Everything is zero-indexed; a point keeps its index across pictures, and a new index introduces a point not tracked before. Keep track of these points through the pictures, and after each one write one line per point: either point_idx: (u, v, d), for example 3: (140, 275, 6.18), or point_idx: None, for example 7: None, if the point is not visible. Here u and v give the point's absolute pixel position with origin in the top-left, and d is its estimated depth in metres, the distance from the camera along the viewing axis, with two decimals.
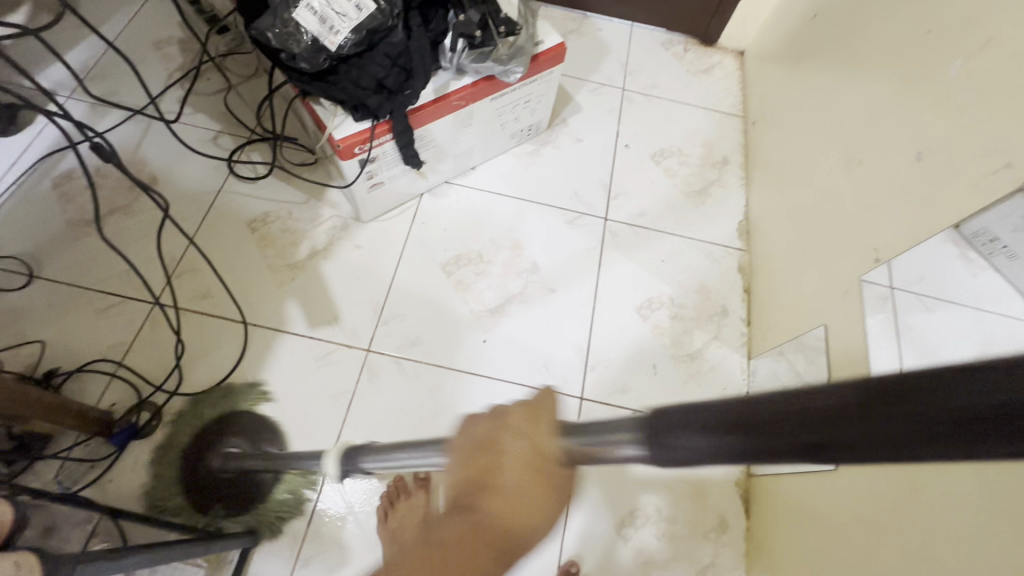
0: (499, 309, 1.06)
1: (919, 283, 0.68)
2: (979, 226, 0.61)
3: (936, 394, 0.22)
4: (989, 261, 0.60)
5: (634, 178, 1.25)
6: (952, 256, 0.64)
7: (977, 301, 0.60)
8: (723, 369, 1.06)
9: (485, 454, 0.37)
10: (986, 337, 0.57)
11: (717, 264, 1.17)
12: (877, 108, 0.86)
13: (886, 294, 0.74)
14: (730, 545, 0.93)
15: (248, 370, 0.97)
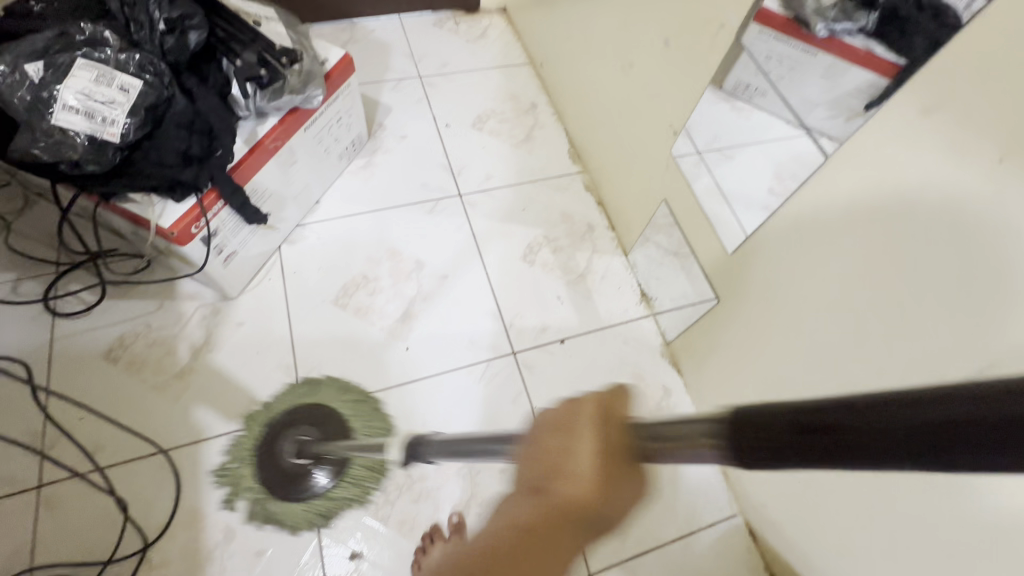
0: (405, 316, 1.08)
1: (716, 140, 0.87)
2: (735, 81, 0.81)
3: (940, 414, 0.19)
4: (753, 103, 0.80)
5: (467, 151, 1.33)
6: (728, 108, 0.84)
7: (758, 135, 0.80)
8: (611, 273, 1.20)
9: (562, 439, 0.31)
10: (777, 161, 0.76)
11: (568, 191, 1.31)
12: (624, 15, 1.02)
13: (695, 156, 0.93)
14: (680, 403, 1.07)
15: (185, 494, 0.89)
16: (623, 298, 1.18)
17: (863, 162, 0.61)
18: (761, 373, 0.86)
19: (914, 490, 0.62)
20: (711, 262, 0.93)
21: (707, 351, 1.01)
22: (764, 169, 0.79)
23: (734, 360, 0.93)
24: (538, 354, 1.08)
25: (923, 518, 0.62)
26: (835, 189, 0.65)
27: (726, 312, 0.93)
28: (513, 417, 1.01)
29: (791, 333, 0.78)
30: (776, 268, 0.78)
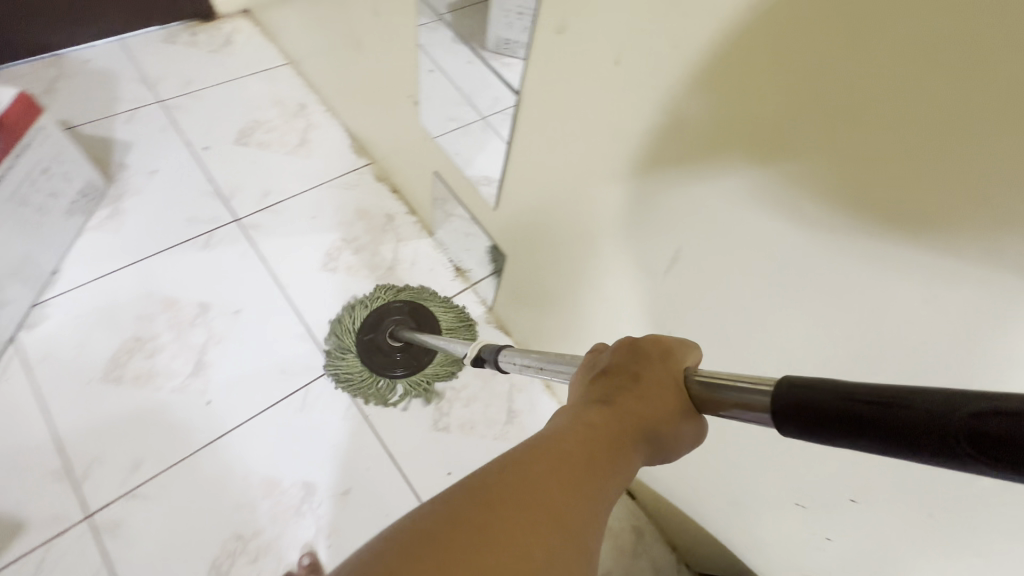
0: (198, 368, 0.96)
1: (491, 103, 0.79)
2: (497, 36, 0.73)
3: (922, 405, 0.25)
4: (512, 60, 0.70)
5: (235, 171, 1.20)
6: (495, 66, 0.76)
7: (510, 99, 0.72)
8: (421, 257, 1.17)
9: None
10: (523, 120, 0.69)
11: (358, 186, 1.24)
12: None
13: (478, 120, 0.85)
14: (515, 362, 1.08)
15: None
16: (438, 278, 1.16)
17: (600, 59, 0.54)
18: (589, 298, 0.79)
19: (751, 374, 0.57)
20: (490, 222, 0.93)
21: (532, 306, 0.97)
22: (518, 130, 0.72)
23: (550, 309, 0.93)
24: None
25: None
26: (588, 102, 0.58)
27: (519, 265, 0.94)
28: (346, 434, 0.95)
29: (567, 267, 0.80)
30: (570, 209, 0.71)
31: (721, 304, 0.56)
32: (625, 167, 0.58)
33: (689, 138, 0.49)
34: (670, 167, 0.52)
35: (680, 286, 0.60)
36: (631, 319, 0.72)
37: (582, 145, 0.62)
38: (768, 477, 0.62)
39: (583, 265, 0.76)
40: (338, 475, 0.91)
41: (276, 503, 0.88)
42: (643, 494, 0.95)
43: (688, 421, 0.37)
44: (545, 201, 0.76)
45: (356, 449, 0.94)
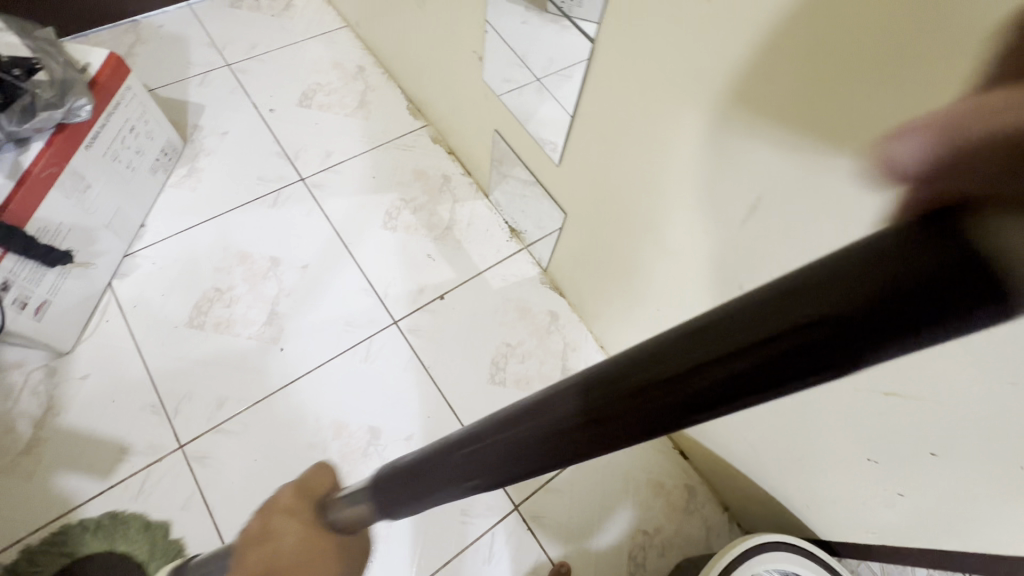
0: (272, 318, 1.02)
1: (551, 64, 0.81)
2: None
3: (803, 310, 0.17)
4: (573, 19, 0.72)
5: (300, 132, 1.24)
6: (556, 27, 0.78)
7: (575, 56, 0.74)
8: (477, 218, 1.19)
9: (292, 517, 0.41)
10: (590, 76, 0.72)
11: (416, 148, 1.26)
12: None
13: (537, 83, 0.88)
14: (569, 322, 1.09)
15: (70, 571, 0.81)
16: (494, 239, 1.17)
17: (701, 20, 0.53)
18: (658, 259, 0.79)
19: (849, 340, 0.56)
20: (552, 180, 0.93)
21: (591, 267, 0.98)
22: (584, 86, 0.74)
23: (610, 269, 0.93)
24: (421, 316, 1.06)
25: None
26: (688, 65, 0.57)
27: (578, 224, 0.94)
28: (408, 384, 1.00)
29: (634, 223, 0.80)
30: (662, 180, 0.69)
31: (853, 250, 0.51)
32: (710, 126, 0.58)
33: (812, 88, 0.46)
34: (762, 123, 0.52)
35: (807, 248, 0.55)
36: (710, 286, 0.72)
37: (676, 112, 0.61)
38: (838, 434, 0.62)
39: (658, 231, 0.76)
40: (402, 422, 0.96)
41: (345, 444, 0.93)
42: (695, 454, 0.96)
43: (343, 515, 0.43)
44: (612, 160, 0.77)
45: (417, 399, 0.99)
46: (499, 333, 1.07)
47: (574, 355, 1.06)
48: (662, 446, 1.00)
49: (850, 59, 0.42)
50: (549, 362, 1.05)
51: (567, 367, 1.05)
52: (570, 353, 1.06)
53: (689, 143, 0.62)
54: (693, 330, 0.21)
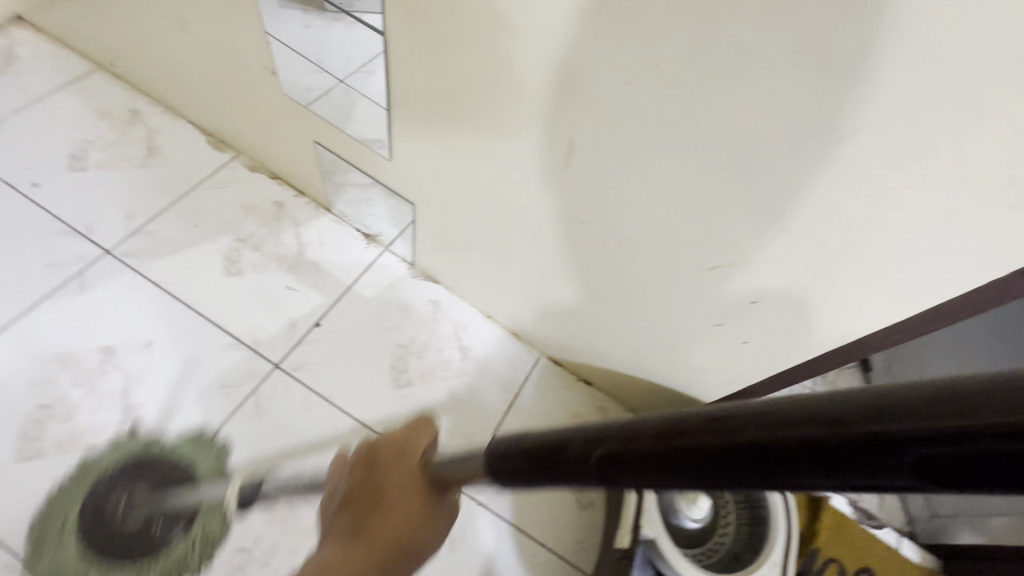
0: (130, 413, 0.90)
1: (339, 60, 0.82)
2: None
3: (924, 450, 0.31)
4: (342, 11, 0.73)
5: (83, 200, 1.07)
6: (329, 22, 0.78)
7: (363, 45, 0.75)
8: (326, 235, 1.15)
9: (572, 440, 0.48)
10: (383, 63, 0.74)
11: (233, 182, 1.16)
12: None
13: (332, 83, 0.87)
14: (453, 304, 1.13)
15: None
16: (351, 249, 1.14)
17: (463, 37, 0.62)
18: (510, 231, 0.87)
19: (661, 282, 0.74)
20: (389, 176, 0.94)
21: (454, 248, 1.02)
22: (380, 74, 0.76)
23: (471, 245, 0.98)
24: (303, 350, 1.01)
25: (627, 283, 0.79)
26: (471, 74, 0.66)
27: (429, 211, 0.97)
28: (314, 421, 0.95)
29: (478, 197, 0.85)
30: (495, 174, 0.78)
31: (650, 230, 0.68)
32: (533, 146, 0.70)
33: (610, 119, 0.59)
34: (573, 144, 0.65)
35: (618, 232, 0.72)
36: (552, 258, 0.86)
37: (481, 116, 0.71)
38: (692, 319, 0.76)
39: (494, 216, 0.87)
40: (320, 459, 0.92)
41: (267, 506, 0.87)
42: (597, 378, 1.08)
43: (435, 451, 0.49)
44: (432, 142, 0.80)
45: (329, 430, 0.95)
46: (390, 338, 1.06)
47: (467, 333, 1.10)
48: (568, 382, 1.10)
49: (639, 108, 0.56)
50: (447, 348, 1.07)
51: (465, 346, 1.09)
52: (463, 332, 1.10)
53: (516, 159, 0.73)
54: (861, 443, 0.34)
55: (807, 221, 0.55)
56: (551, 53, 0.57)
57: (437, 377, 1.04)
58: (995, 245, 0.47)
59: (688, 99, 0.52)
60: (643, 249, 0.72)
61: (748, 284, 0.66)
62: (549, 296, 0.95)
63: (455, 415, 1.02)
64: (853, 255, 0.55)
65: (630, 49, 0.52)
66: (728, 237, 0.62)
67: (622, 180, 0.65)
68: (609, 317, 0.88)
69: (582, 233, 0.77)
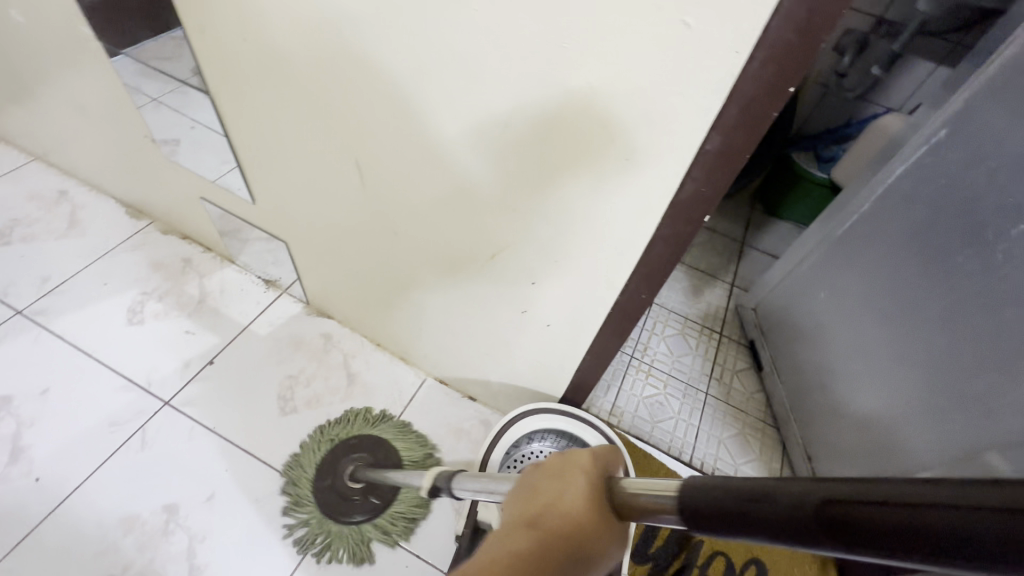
0: (17, 455, 0.95)
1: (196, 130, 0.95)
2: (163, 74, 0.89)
3: (709, 516, 0.32)
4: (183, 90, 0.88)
5: (3, 269, 1.19)
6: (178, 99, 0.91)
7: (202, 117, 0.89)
8: (229, 284, 1.26)
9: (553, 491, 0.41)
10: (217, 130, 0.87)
11: (145, 244, 1.29)
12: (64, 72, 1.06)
13: (201, 147, 1.01)
14: (343, 335, 1.21)
15: None
16: (250, 294, 1.25)
17: (255, 92, 0.75)
18: (362, 259, 0.97)
19: (479, 288, 0.83)
20: (262, 219, 1.06)
21: (333, 280, 1.12)
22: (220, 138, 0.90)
23: (342, 276, 1.08)
24: (194, 387, 1.08)
25: (453, 289, 0.88)
26: (283, 127, 0.78)
27: (302, 248, 1.08)
28: (198, 451, 1.00)
29: (321, 226, 0.95)
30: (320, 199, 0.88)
31: (454, 242, 0.77)
32: (353, 186, 0.80)
33: (399, 155, 0.70)
34: (381, 180, 0.76)
35: (437, 248, 0.81)
36: (401, 280, 0.95)
37: (286, 148, 0.82)
38: (508, 314, 0.84)
39: (346, 248, 0.97)
40: (198, 486, 0.97)
41: (140, 534, 0.91)
42: (477, 391, 1.14)
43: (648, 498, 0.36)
44: (277, 187, 0.93)
45: (210, 459, 1.00)
46: (279, 369, 1.14)
47: (356, 361, 1.18)
48: (453, 398, 1.16)
49: (415, 144, 0.67)
50: (334, 376, 1.14)
51: (352, 372, 1.16)
52: (352, 360, 1.17)
53: (348, 198, 0.83)
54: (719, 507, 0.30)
55: (518, 194, 0.64)
56: (325, 102, 0.70)
57: (322, 402, 1.10)
58: (640, 185, 0.55)
59: (442, 130, 0.63)
60: (445, 252, 0.81)
61: (534, 280, 0.74)
62: (410, 312, 1.03)
63: None
64: (567, 220, 0.63)
65: (341, 71, 0.64)
66: (484, 223, 0.71)
67: (393, 184, 0.75)
68: (457, 325, 0.96)
69: (413, 254, 0.86)
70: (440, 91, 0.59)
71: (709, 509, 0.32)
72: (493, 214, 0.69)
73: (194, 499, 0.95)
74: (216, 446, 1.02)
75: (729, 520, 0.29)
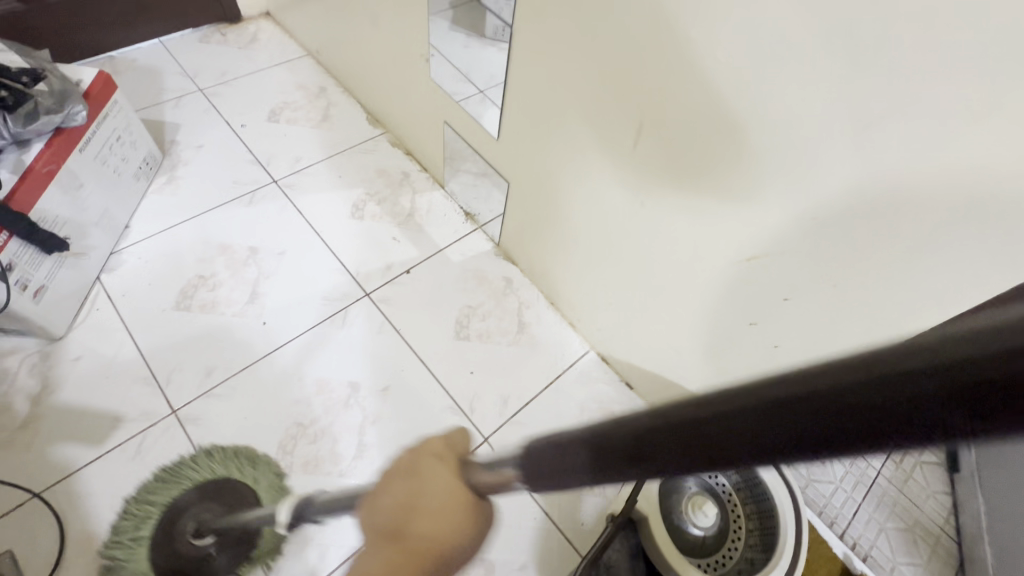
0: (254, 298, 1.13)
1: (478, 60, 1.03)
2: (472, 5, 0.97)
3: (632, 462, 0.24)
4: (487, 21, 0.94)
5: (269, 142, 1.38)
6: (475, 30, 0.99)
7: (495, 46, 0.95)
8: (434, 206, 1.35)
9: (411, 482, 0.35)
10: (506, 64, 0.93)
11: (376, 151, 1.42)
12: None
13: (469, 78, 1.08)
14: (523, 285, 1.24)
15: (81, 519, 0.88)
16: (451, 221, 1.33)
17: (575, 41, 0.77)
18: (587, 222, 0.99)
19: (714, 285, 0.81)
20: (495, 155, 1.11)
21: (536, 232, 1.15)
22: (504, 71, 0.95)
23: (549, 231, 1.10)
24: (390, 288, 1.19)
25: (678, 277, 0.87)
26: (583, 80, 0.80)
27: (521, 193, 1.11)
28: (385, 345, 1.11)
29: (554, 166, 0.97)
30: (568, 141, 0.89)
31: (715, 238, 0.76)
32: (628, 155, 0.81)
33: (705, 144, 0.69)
34: (665, 159, 0.75)
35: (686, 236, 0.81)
36: (620, 253, 0.96)
37: (568, 93, 0.84)
38: (732, 317, 0.82)
39: (574, 207, 0.99)
40: (378, 375, 1.07)
41: (329, 397, 1.03)
42: (639, 381, 1.11)
43: (488, 475, 0.35)
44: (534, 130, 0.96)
45: (391, 356, 1.10)
46: (461, 297, 1.21)
47: (529, 312, 1.21)
48: (611, 379, 1.14)
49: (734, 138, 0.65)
50: (507, 320, 1.19)
51: (523, 321, 1.19)
52: (525, 310, 1.21)
53: (612, 165, 0.85)
54: (645, 443, 0.23)
55: (836, 198, 0.60)
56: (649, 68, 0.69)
57: (492, 341, 1.16)
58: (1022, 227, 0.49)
59: (778, 126, 0.60)
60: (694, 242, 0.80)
61: (791, 297, 0.72)
62: (606, 283, 1.03)
63: (499, 376, 1.11)
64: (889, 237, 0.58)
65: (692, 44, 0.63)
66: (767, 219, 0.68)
67: (662, 148, 0.74)
68: (658, 312, 0.95)
69: (652, 235, 0.87)
70: (799, 82, 0.56)
71: (619, 456, 0.24)
72: (783, 221, 0.66)
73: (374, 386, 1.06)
74: (399, 346, 1.12)
75: (659, 445, 0.22)
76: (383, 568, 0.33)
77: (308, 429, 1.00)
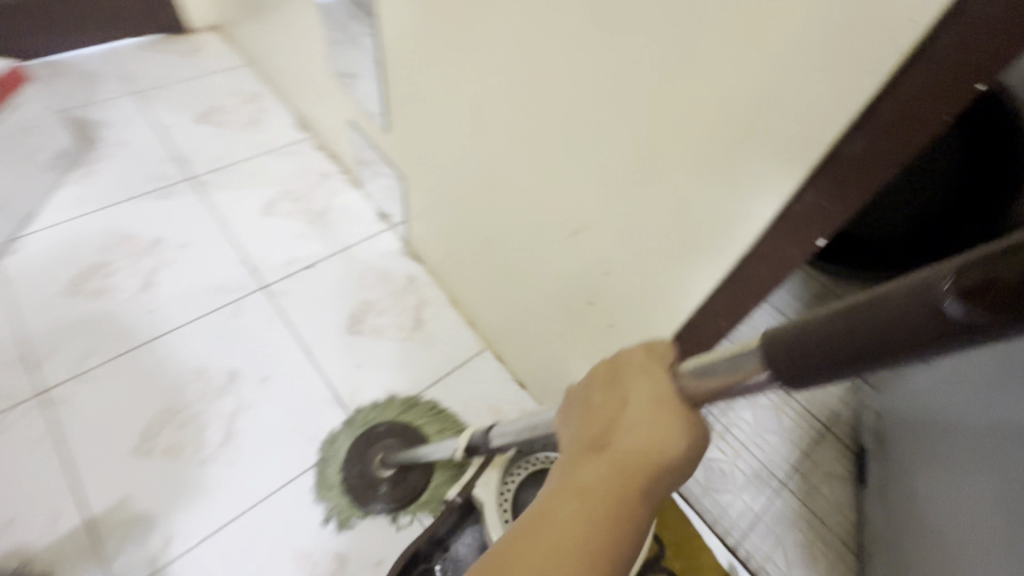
0: (146, 286, 1.13)
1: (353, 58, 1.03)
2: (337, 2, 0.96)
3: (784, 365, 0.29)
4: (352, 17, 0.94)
5: (194, 141, 1.42)
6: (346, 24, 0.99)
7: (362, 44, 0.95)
8: (349, 206, 1.36)
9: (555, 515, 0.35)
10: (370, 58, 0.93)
11: (299, 153, 1.45)
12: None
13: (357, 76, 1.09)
14: (425, 283, 1.24)
15: None
16: (363, 221, 1.34)
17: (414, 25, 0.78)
18: (459, 209, 0.98)
19: (553, 263, 0.78)
20: (391, 152, 1.12)
21: (430, 227, 1.15)
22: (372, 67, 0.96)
23: (439, 225, 1.10)
24: (289, 282, 1.19)
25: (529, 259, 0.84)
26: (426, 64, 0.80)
27: (414, 189, 1.12)
28: (272, 336, 1.10)
29: (423, 153, 0.97)
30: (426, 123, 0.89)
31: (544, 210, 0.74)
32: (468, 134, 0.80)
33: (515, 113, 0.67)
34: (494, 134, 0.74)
35: (525, 213, 0.78)
36: (487, 238, 0.94)
37: (420, 78, 0.84)
38: (574, 300, 0.78)
39: (448, 195, 0.99)
40: (259, 365, 1.06)
41: (204, 384, 1.02)
42: (528, 378, 1.09)
43: (697, 379, 0.36)
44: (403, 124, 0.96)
45: (277, 347, 1.09)
46: (360, 293, 1.20)
47: (427, 310, 1.20)
48: (502, 378, 1.12)
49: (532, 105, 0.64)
50: (403, 317, 1.18)
51: (420, 318, 1.18)
52: (424, 308, 1.20)
53: (461, 147, 0.84)
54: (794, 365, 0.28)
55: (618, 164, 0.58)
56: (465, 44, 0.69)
57: (384, 336, 1.14)
58: (741, 195, 0.47)
59: (560, 89, 0.58)
60: (532, 217, 0.77)
61: (609, 271, 0.68)
62: (484, 274, 1.02)
63: (385, 371, 1.10)
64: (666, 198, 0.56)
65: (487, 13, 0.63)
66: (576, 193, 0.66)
67: (490, 125, 0.74)
68: (524, 301, 0.92)
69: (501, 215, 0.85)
70: (566, 41, 0.55)
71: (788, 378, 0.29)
72: (585, 189, 0.64)
73: (253, 376, 1.05)
74: (285, 337, 1.11)
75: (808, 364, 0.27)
76: (576, 537, 0.34)
77: (176, 415, 0.98)
